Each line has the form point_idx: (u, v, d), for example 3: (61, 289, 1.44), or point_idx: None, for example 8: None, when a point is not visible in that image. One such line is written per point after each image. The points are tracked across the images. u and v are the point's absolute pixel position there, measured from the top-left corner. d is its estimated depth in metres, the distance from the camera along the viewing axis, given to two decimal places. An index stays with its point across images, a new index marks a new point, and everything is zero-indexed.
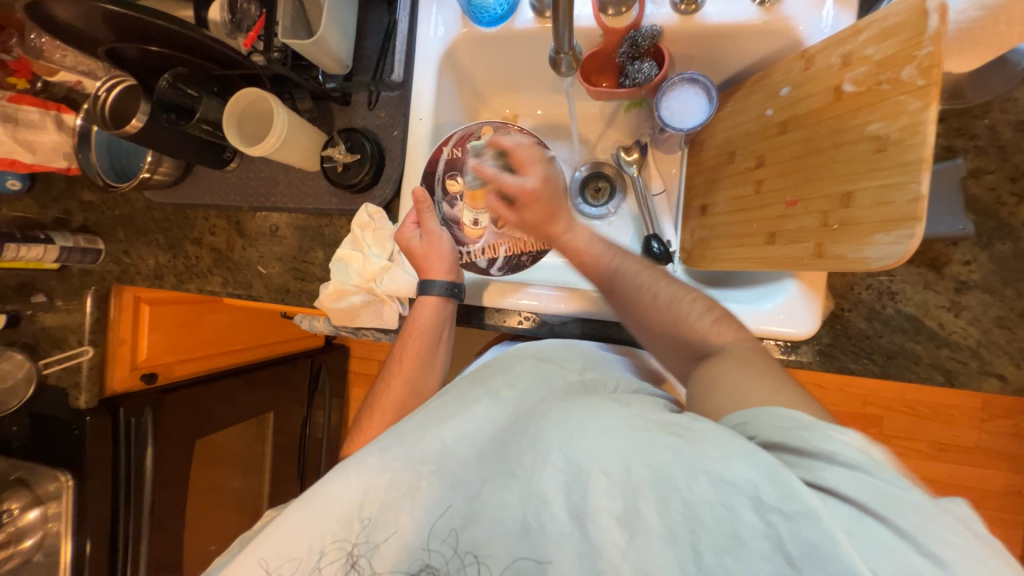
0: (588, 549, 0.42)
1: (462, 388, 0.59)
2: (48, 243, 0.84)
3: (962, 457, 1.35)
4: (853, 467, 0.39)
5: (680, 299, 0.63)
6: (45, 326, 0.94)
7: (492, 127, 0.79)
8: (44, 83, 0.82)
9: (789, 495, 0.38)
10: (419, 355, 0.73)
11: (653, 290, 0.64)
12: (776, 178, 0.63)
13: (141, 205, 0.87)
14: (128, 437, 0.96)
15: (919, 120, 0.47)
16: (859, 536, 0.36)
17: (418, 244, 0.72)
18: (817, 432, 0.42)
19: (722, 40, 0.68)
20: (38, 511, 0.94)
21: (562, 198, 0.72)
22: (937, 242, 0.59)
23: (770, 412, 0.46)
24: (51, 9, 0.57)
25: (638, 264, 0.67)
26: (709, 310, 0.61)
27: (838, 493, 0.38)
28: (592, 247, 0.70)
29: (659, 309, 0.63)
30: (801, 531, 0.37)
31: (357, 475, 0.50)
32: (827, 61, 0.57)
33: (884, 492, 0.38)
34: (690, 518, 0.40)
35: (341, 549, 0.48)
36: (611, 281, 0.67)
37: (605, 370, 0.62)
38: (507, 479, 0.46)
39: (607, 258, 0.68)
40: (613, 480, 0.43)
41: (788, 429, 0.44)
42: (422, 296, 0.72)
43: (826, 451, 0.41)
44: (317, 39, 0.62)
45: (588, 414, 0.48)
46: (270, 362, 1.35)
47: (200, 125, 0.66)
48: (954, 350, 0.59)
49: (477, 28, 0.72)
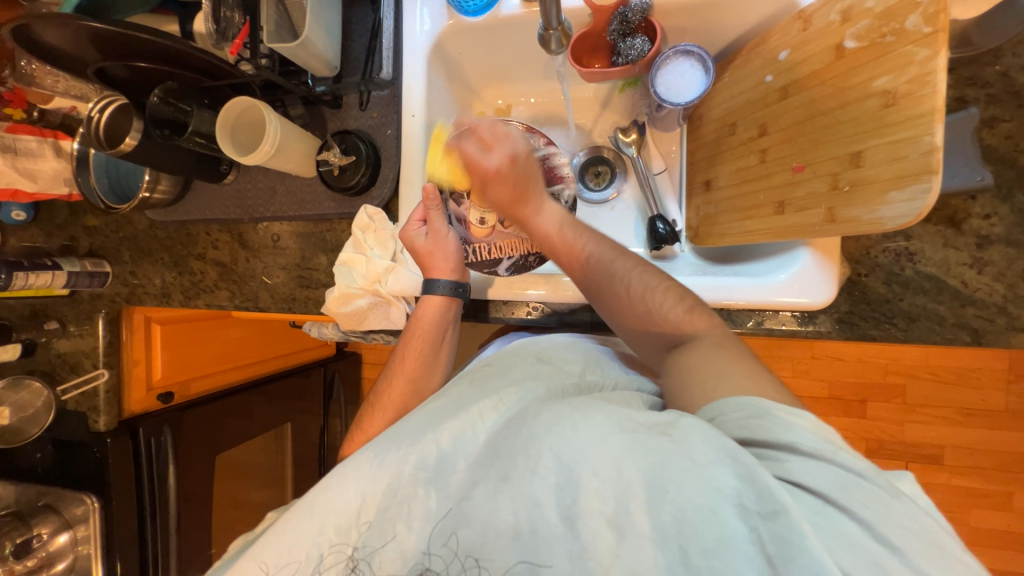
0: (579, 550, 0.41)
1: (462, 389, 0.58)
2: (56, 269, 0.84)
3: (991, 421, 1.32)
4: (813, 456, 0.40)
5: (654, 289, 0.58)
6: (60, 352, 0.95)
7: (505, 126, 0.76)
8: (40, 111, 0.84)
9: (765, 495, 0.37)
10: (422, 358, 0.72)
11: (626, 280, 0.59)
12: (780, 146, 0.61)
13: (144, 225, 0.88)
14: (149, 457, 0.97)
15: (928, 69, 0.45)
16: (826, 528, 0.37)
17: (422, 242, 0.72)
18: (775, 419, 0.42)
19: (715, 8, 0.67)
20: (67, 535, 0.95)
21: (532, 168, 0.67)
22: (953, 197, 0.58)
23: (733, 402, 0.45)
24: (37, 33, 0.57)
25: (612, 249, 0.62)
26: (681, 299, 0.57)
27: (810, 486, 0.38)
28: (564, 235, 0.65)
29: (633, 302, 0.58)
30: (778, 530, 0.36)
31: (354, 481, 0.49)
32: (826, 18, 0.55)
33: (848, 481, 0.38)
34: (678, 518, 0.39)
35: (339, 554, 0.48)
36: (585, 271, 0.62)
37: (605, 370, 0.61)
38: (498, 482, 0.45)
39: (578, 245, 0.64)
40: (605, 482, 0.42)
41: (750, 420, 0.43)
42: (427, 296, 0.72)
43: (788, 442, 0.41)
44: (302, 41, 0.62)
45: (578, 417, 0.46)
46: (283, 374, 1.36)
47: (193, 138, 0.66)
48: (980, 308, 0.57)
49: (462, 19, 0.71)
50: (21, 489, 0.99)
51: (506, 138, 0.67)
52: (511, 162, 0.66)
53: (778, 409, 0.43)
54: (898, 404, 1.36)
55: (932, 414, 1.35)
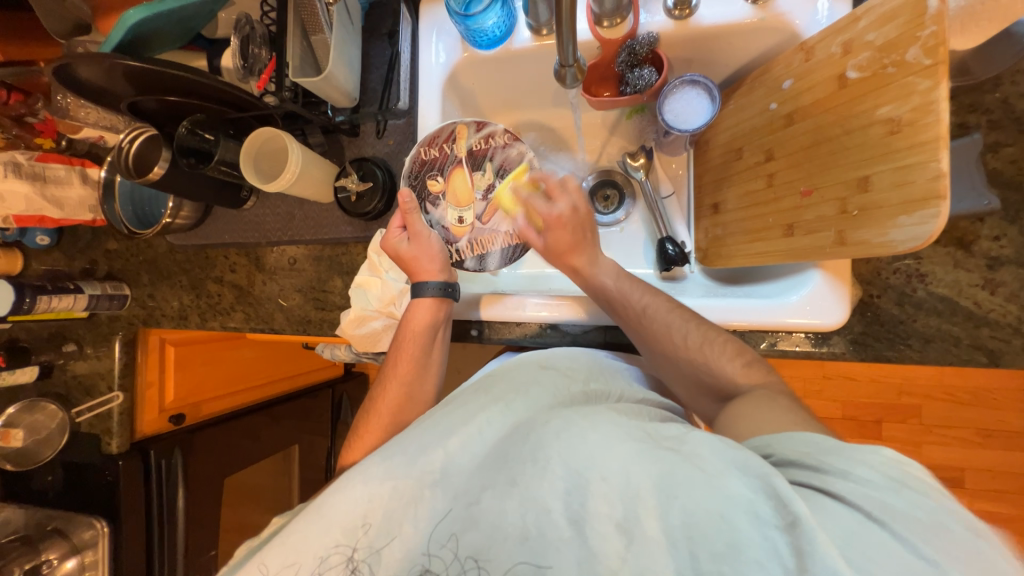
0: (586, 554, 0.41)
1: (466, 396, 0.59)
2: (77, 292, 0.86)
3: (1010, 442, 1.29)
4: (865, 482, 0.37)
5: (712, 342, 0.61)
6: (76, 374, 0.96)
7: (465, 125, 0.75)
8: (68, 141, 0.88)
9: (782, 506, 0.36)
10: (415, 361, 0.71)
11: (683, 332, 0.62)
12: (787, 170, 0.62)
13: (164, 249, 0.90)
14: (161, 480, 0.97)
15: (930, 99, 0.46)
16: (855, 542, 0.34)
17: (406, 248, 0.71)
18: (837, 451, 0.40)
19: (719, 41, 0.69)
20: (74, 560, 0.94)
21: (588, 227, 0.70)
22: (961, 220, 0.59)
23: (798, 438, 0.44)
24: (76, 71, 0.60)
25: (668, 303, 0.64)
26: (738, 354, 0.60)
27: (847, 501, 0.37)
28: (620, 288, 0.66)
29: (688, 352, 0.61)
30: (797, 541, 0.35)
31: (362, 481, 0.49)
32: (828, 50, 0.57)
33: (896, 507, 0.36)
34: (686, 522, 0.38)
35: (343, 554, 0.46)
36: (640, 321, 0.64)
37: (610, 380, 0.61)
38: (507, 486, 0.45)
39: (635, 296, 0.65)
40: (613, 486, 0.42)
41: (808, 452, 0.41)
42: (416, 299, 0.71)
43: (838, 467, 0.39)
44: (326, 75, 0.65)
45: (586, 424, 0.47)
46: (293, 394, 1.36)
47: (218, 167, 0.68)
48: (994, 329, 0.58)
49: (476, 52, 0.74)
50: (31, 513, 0.98)
51: (573, 191, 0.70)
52: (573, 213, 0.69)
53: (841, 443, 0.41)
54: (913, 425, 1.34)
55: (947, 435, 1.32)
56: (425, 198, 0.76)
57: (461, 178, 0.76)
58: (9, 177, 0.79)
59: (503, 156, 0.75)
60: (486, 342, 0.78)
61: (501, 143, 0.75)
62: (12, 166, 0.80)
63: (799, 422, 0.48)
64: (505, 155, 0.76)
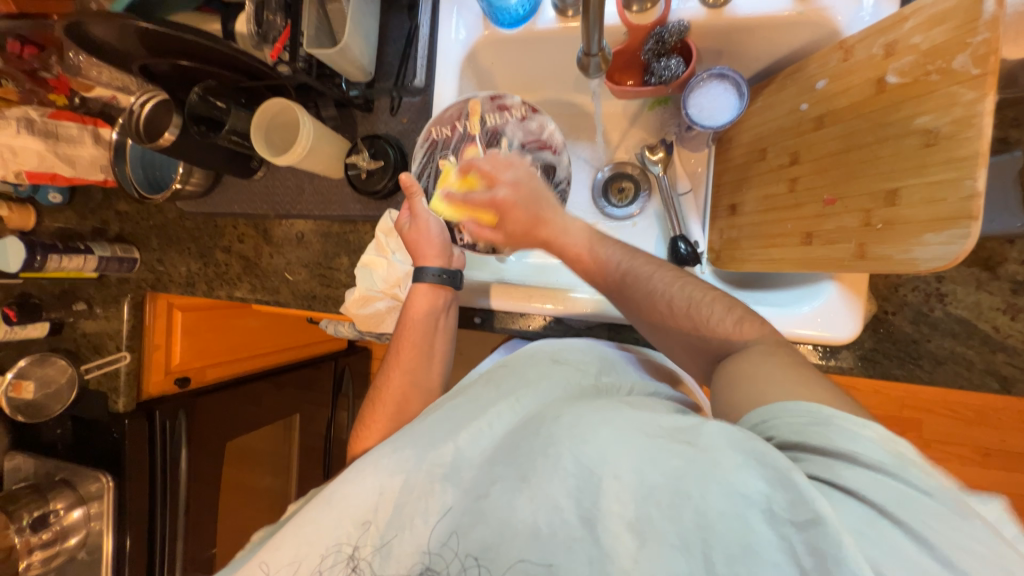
0: (599, 555, 0.40)
1: (477, 389, 0.60)
2: (88, 253, 0.87)
3: (1011, 463, 1.28)
4: (877, 470, 0.37)
5: (698, 301, 0.59)
6: (85, 333, 0.98)
7: (479, 102, 0.72)
8: (80, 98, 0.85)
9: (799, 502, 0.36)
10: (417, 351, 0.71)
11: (667, 296, 0.61)
12: (812, 176, 0.60)
13: (173, 215, 0.90)
14: (165, 440, 0.99)
15: (974, 112, 0.43)
16: (872, 541, 0.34)
17: (409, 227, 0.70)
18: (836, 428, 0.40)
19: (753, 34, 0.66)
20: (81, 510, 0.98)
21: (539, 198, 0.69)
22: (989, 240, 0.56)
23: (788, 407, 0.43)
24: (87, 29, 0.59)
25: (649, 266, 0.63)
26: (730, 310, 0.58)
27: (857, 494, 0.36)
28: (600, 252, 0.66)
29: (677, 317, 0.59)
30: (815, 540, 0.34)
31: (374, 473, 0.50)
32: (868, 51, 0.54)
33: (908, 495, 0.35)
34: (700, 524, 0.38)
35: (342, 553, 0.47)
36: (620, 288, 0.64)
37: (622, 373, 0.61)
38: (518, 481, 0.45)
39: (612, 260, 0.65)
40: (626, 485, 0.41)
41: (807, 428, 0.41)
42: (417, 284, 0.71)
43: (848, 452, 0.38)
44: (341, 47, 0.63)
45: (598, 421, 0.47)
46: (296, 364, 1.38)
47: (229, 136, 0.68)
48: (1010, 355, 0.57)
49: (497, 30, 0.72)
50: (41, 463, 1.02)
51: (511, 165, 0.71)
52: (517, 189, 0.70)
53: (840, 419, 0.40)
54: (913, 439, 1.33)
55: (947, 451, 1.31)
56: (436, 178, 0.74)
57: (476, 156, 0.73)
58: (22, 133, 0.79)
59: (521, 129, 0.73)
60: (489, 330, 0.78)
61: (518, 117, 0.73)
62: (25, 122, 0.80)
63: (798, 379, 0.46)
64: (523, 129, 0.73)
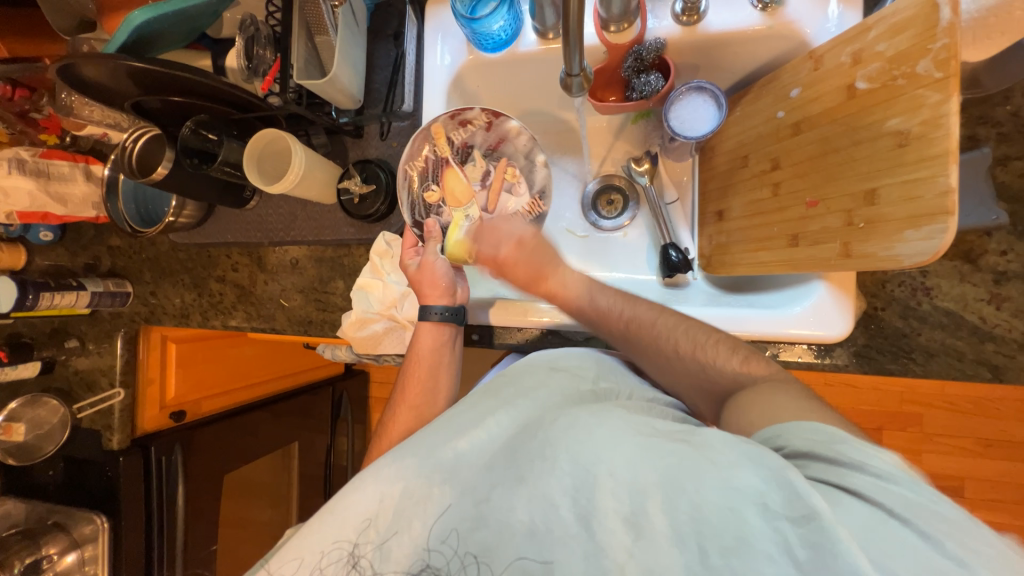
0: (593, 549, 0.41)
1: (473, 400, 0.58)
2: (80, 289, 0.87)
3: (1011, 453, 1.29)
4: (882, 477, 0.40)
5: (704, 345, 0.61)
6: (78, 371, 0.96)
7: (441, 124, 0.72)
8: (72, 138, 0.89)
9: (796, 499, 0.38)
10: (423, 386, 0.71)
11: (672, 339, 0.63)
12: (793, 180, 0.62)
13: (166, 246, 0.90)
14: (160, 477, 0.97)
15: (940, 112, 0.45)
16: (875, 537, 0.36)
17: (415, 270, 0.71)
18: (850, 445, 0.42)
19: (727, 49, 0.69)
20: (75, 554, 0.93)
21: (546, 253, 0.72)
22: (969, 233, 0.58)
23: (806, 425, 0.46)
24: (80, 70, 0.60)
25: (650, 310, 0.65)
26: (734, 350, 0.60)
27: (864, 496, 0.39)
28: (591, 296, 0.68)
29: (682, 359, 0.62)
30: (807, 534, 0.37)
31: (373, 484, 0.48)
32: (836, 59, 0.57)
33: (910, 500, 0.38)
34: (696, 517, 0.39)
35: (342, 550, 0.46)
36: (625, 336, 0.65)
37: (620, 377, 0.62)
38: (514, 482, 0.45)
39: (615, 312, 0.66)
40: (620, 483, 0.42)
41: (821, 442, 0.44)
42: (422, 322, 0.71)
43: (855, 461, 0.41)
44: (330, 77, 0.65)
45: (593, 421, 0.48)
46: (292, 392, 1.36)
47: (222, 167, 0.69)
48: (1000, 344, 0.58)
49: (481, 54, 0.74)
50: (33, 507, 0.99)
51: (512, 224, 0.74)
52: (520, 245, 0.72)
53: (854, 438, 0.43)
54: (914, 433, 1.33)
55: (950, 443, 1.31)
56: (428, 210, 0.76)
57: (455, 178, 0.75)
58: (13, 173, 0.79)
59: (487, 139, 0.76)
60: (484, 347, 0.78)
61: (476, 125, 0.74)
62: (16, 162, 0.80)
63: (815, 410, 0.48)
64: (489, 137, 0.75)
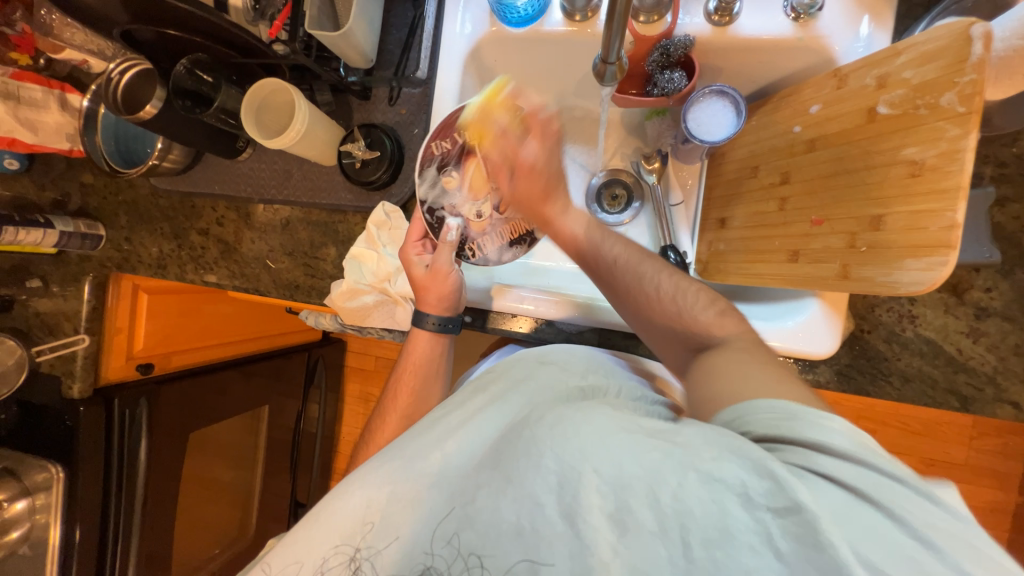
0: (579, 548, 0.41)
1: (462, 396, 0.62)
2: (47, 227, 0.81)
3: (950, 473, 1.38)
4: (847, 458, 0.38)
5: (683, 292, 0.59)
6: (39, 312, 0.91)
7: None
8: (47, 60, 0.78)
9: (777, 491, 0.36)
10: (415, 391, 0.73)
11: (654, 283, 0.60)
12: (801, 197, 0.63)
13: (146, 191, 0.85)
14: (123, 430, 0.93)
15: (958, 147, 0.46)
16: (850, 524, 0.35)
17: (422, 272, 0.70)
18: (807, 420, 0.41)
19: (752, 55, 0.68)
20: (25, 502, 0.91)
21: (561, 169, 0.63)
22: (959, 268, 0.60)
23: (757, 404, 0.44)
24: None
25: (640, 254, 0.62)
26: (711, 303, 0.58)
27: (836, 480, 0.37)
28: (590, 237, 0.63)
29: (661, 304, 0.59)
30: (792, 527, 0.36)
31: (360, 488, 0.51)
32: (861, 81, 0.56)
33: (880, 481, 0.37)
34: (679, 512, 0.39)
35: (344, 555, 0.48)
36: (611, 272, 0.62)
37: (610, 375, 0.60)
38: (501, 483, 0.45)
39: (605, 246, 0.63)
40: (604, 479, 0.42)
41: (780, 421, 0.42)
42: (416, 330, 0.73)
43: (817, 442, 0.39)
44: (344, 31, 0.61)
45: (579, 418, 0.47)
46: (267, 355, 1.33)
47: (217, 114, 0.66)
48: (971, 376, 0.60)
49: (504, 28, 0.71)
50: None
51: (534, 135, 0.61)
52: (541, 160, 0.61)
53: (809, 411, 0.42)
54: None
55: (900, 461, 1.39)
56: (443, 196, 0.72)
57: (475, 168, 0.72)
58: None
59: None
60: (479, 330, 0.76)
61: None
62: None
63: (783, 382, 0.47)
64: None
